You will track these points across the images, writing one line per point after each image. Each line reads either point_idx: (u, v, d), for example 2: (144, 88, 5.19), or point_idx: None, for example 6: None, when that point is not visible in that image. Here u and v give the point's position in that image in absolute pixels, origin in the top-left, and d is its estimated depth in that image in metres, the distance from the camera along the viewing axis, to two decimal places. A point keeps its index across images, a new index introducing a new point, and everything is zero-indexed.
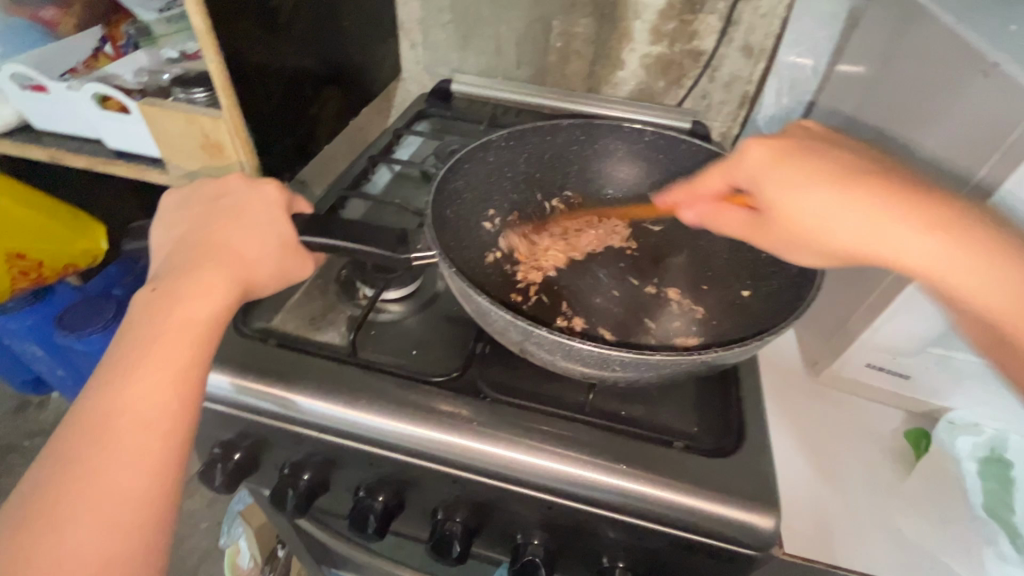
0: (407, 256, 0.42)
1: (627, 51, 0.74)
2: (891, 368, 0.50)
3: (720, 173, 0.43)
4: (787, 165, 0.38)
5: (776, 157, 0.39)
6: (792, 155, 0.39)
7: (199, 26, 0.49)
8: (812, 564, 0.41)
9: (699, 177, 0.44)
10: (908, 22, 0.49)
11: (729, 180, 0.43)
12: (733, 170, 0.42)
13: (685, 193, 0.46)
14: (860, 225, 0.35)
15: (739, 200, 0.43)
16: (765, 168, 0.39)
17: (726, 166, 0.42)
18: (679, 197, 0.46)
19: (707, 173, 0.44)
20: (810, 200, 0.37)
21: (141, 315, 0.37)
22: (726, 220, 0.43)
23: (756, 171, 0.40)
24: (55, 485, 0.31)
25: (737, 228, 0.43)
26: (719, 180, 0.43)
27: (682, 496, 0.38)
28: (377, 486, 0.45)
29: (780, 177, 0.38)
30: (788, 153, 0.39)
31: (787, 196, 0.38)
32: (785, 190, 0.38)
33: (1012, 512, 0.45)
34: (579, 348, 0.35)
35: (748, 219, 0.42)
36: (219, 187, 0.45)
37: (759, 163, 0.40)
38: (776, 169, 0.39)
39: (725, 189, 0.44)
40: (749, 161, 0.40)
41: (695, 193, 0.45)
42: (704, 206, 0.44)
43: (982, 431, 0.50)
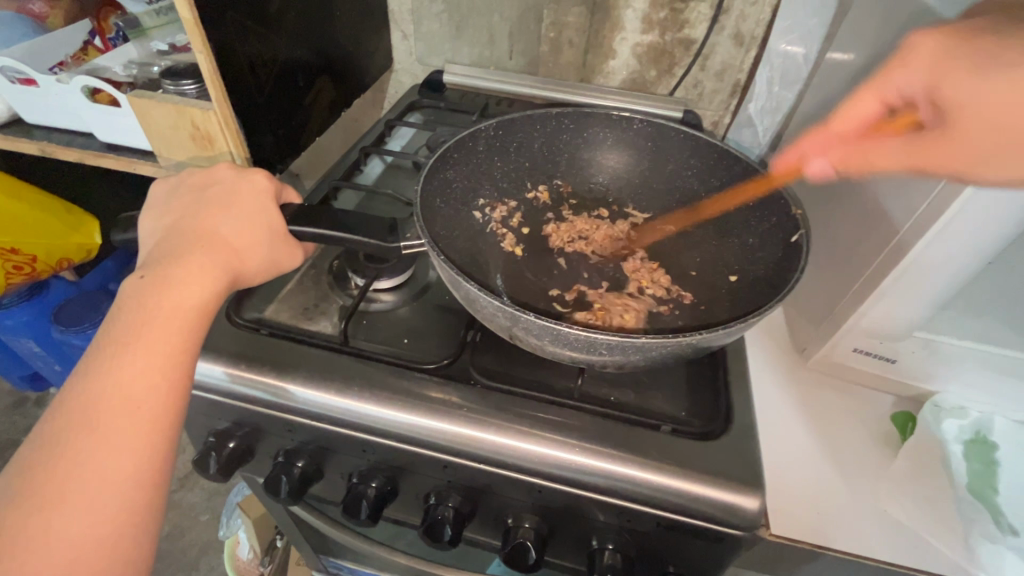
0: (397, 245, 0.42)
1: (618, 40, 0.74)
2: (878, 353, 0.50)
3: (872, 93, 0.39)
4: (965, 49, 0.35)
5: (949, 51, 0.35)
6: (973, 41, 0.35)
7: (188, 18, 0.49)
8: (799, 545, 0.42)
9: (839, 116, 0.41)
10: (896, 8, 0.49)
11: (880, 98, 0.39)
12: (891, 79, 0.38)
13: (812, 139, 0.42)
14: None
15: (896, 123, 0.39)
16: (939, 61, 0.35)
17: (878, 81, 0.38)
18: (806, 147, 0.42)
19: (860, 99, 0.40)
20: (974, 86, 0.33)
21: (130, 301, 0.37)
22: (872, 155, 0.38)
23: (930, 69, 0.36)
24: (44, 466, 0.31)
25: (894, 161, 0.38)
26: (874, 106, 0.40)
27: (669, 479, 0.39)
28: (370, 473, 0.46)
29: (949, 73, 0.35)
30: (953, 45, 0.35)
31: (955, 87, 0.34)
32: (960, 79, 0.34)
33: (997, 493, 0.45)
34: (567, 332, 0.36)
35: (906, 140, 0.37)
36: (209, 177, 0.45)
37: (920, 75, 0.36)
38: (947, 62, 0.35)
39: (880, 113, 0.40)
40: (910, 63, 0.37)
41: (830, 133, 0.41)
42: (836, 150, 0.40)
43: (968, 415, 0.50)
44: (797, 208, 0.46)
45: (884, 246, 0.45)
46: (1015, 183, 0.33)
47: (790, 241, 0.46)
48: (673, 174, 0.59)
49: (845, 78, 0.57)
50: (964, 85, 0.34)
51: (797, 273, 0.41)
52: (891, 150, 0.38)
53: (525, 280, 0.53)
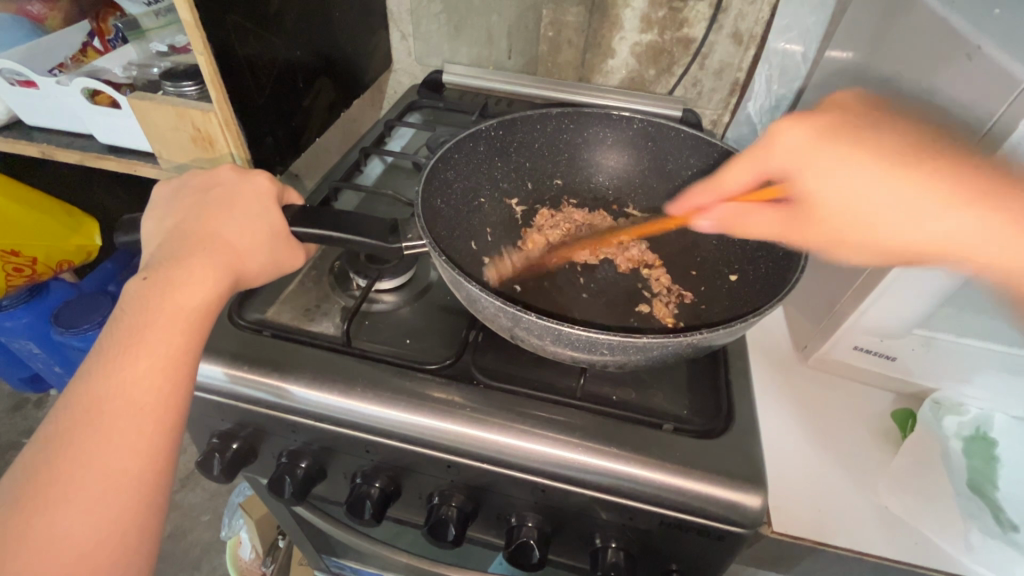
0: (398, 245, 0.42)
1: (617, 40, 0.74)
2: (877, 351, 0.50)
3: (747, 168, 0.47)
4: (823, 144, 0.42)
5: (812, 144, 0.43)
6: (830, 134, 0.43)
7: (188, 20, 0.49)
8: (800, 542, 0.42)
9: (722, 177, 0.48)
10: (894, 8, 0.50)
11: (759, 173, 0.47)
12: (765, 159, 0.46)
13: (709, 195, 0.49)
14: (892, 203, 0.38)
15: (765, 194, 0.46)
16: (803, 155, 0.43)
17: (756, 159, 0.46)
18: (703, 198, 0.49)
19: (731, 169, 0.48)
20: (834, 177, 0.41)
21: (132, 302, 0.37)
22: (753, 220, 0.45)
23: (794, 158, 0.44)
24: (47, 467, 0.31)
25: (769, 230, 0.44)
26: (748, 177, 0.47)
27: (670, 477, 0.39)
28: (374, 473, 0.46)
29: (808, 175, 0.42)
30: (822, 134, 0.43)
31: (820, 180, 0.41)
32: (821, 176, 0.41)
33: (995, 488, 0.46)
34: (568, 333, 0.36)
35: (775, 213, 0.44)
36: (211, 178, 0.45)
37: (793, 159, 0.44)
38: (809, 152, 0.43)
39: (752, 183, 0.47)
40: (781, 150, 0.45)
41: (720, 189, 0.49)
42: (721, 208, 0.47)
43: (966, 411, 0.50)
44: None
45: None
46: (957, 235, 0.35)
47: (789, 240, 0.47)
48: (673, 174, 0.59)
49: (843, 77, 0.57)
50: (820, 179, 0.41)
51: (797, 273, 0.41)
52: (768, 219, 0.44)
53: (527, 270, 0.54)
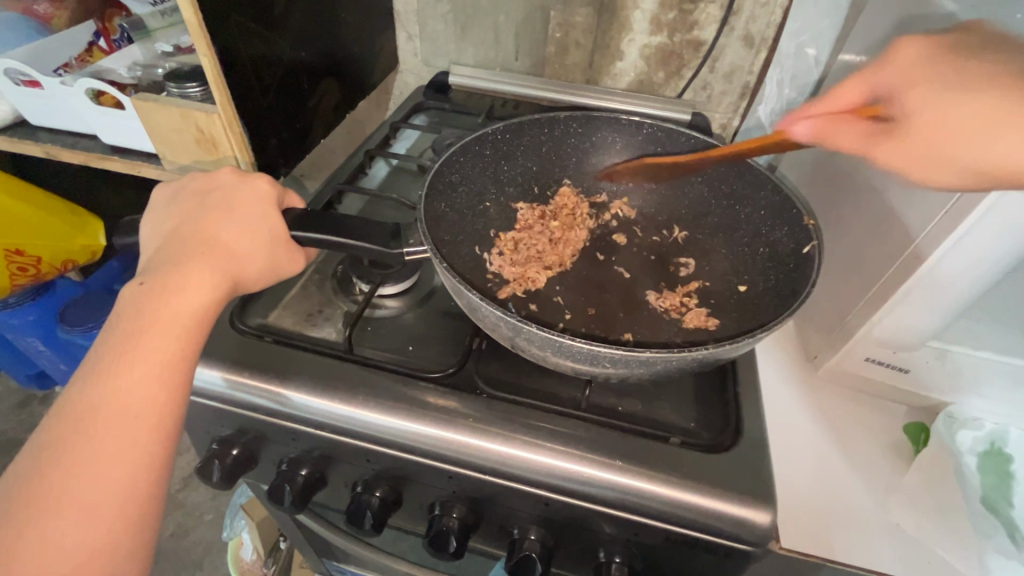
0: (400, 251, 0.42)
1: (626, 41, 0.73)
2: (890, 362, 0.49)
3: (859, 83, 0.39)
4: (945, 66, 0.35)
5: (936, 57, 0.36)
6: (956, 53, 0.35)
7: (192, 21, 0.48)
8: (809, 559, 0.41)
9: (821, 98, 0.41)
10: (910, 11, 0.48)
11: (868, 89, 0.39)
12: (877, 73, 0.39)
13: (796, 117, 0.41)
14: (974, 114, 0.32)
15: (866, 114, 0.38)
16: (915, 72, 0.36)
17: (869, 72, 0.39)
18: (789, 121, 0.41)
19: (842, 86, 0.40)
20: (950, 98, 0.33)
21: (128, 308, 0.36)
22: (840, 132, 0.38)
23: (905, 74, 0.37)
24: (39, 477, 0.31)
25: (852, 144, 0.37)
26: (854, 93, 0.40)
27: (676, 491, 0.38)
28: (374, 481, 0.45)
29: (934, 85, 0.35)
30: (945, 47, 0.36)
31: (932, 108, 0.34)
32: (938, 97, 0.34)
33: (1011, 505, 0.45)
34: (569, 344, 0.35)
35: (866, 129, 0.37)
36: (211, 181, 0.45)
37: (900, 74, 0.37)
38: (923, 70, 0.36)
39: (857, 102, 0.40)
40: (901, 61, 0.37)
41: (813, 112, 0.41)
42: (821, 116, 0.39)
43: (982, 426, 0.49)
44: (810, 219, 0.46)
45: (898, 255, 0.44)
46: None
47: (801, 251, 0.46)
48: (682, 180, 0.58)
49: None
50: (929, 94, 0.34)
51: (809, 285, 0.41)
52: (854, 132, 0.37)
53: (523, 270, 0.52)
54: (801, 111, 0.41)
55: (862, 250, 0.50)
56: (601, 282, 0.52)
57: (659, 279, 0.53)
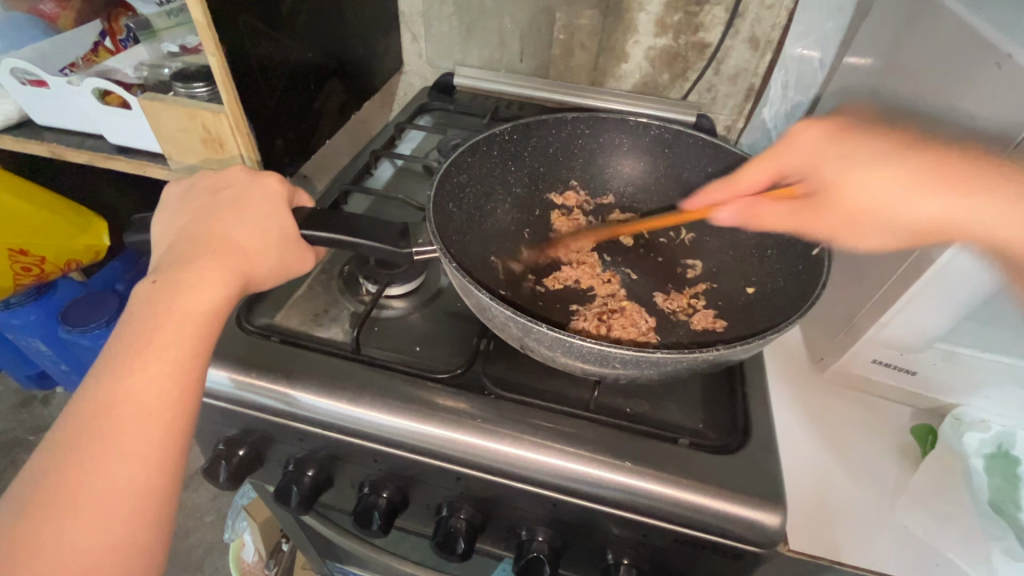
0: (408, 250, 0.42)
1: (631, 43, 0.73)
2: (898, 364, 0.49)
3: (768, 166, 0.48)
4: (840, 140, 0.45)
5: (831, 139, 0.46)
6: (850, 132, 0.46)
7: (200, 21, 0.48)
8: (819, 562, 0.41)
9: (737, 180, 0.49)
10: (917, 13, 0.48)
11: (775, 172, 0.48)
12: (781, 158, 0.48)
13: (724, 192, 0.50)
14: (895, 190, 0.40)
15: (784, 194, 0.47)
16: (816, 154, 0.46)
17: (773, 157, 0.48)
18: (719, 195, 0.50)
19: (754, 167, 0.49)
20: (870, 179, 0.41)
21: (141, 307, 0.36)
22: (768, 215, 0.46)
23: (808, 158, 0.46)
24: (54, 476, 0.31)
25: (785, 220, 0.45)
26: (763, 173, 0.49)
27: (687, 493, 0.38)
28: (382, 482, 0.45)
29: (836, 165, 0.44)
30: (832, 135, 0.46)
31: (840, 174, 0.43)
32: (839, 171, 0.43)
33: (1019, 508, 0.44)
34: (580, 345, 0.35)
35: (794, 208, 0.45)
36: (221, 179, 0.45)
37: (806, 156, 0.47)
38: (825, 152, 0.45)
39: (767, 180, 0.49)
40: (799, 150, 0.47)
41: (738, 189, 0.49)
42: (741, 203, 0.47)
43: (988, 428, 0.48)
44: (818, 220, 0.46)
45: (906, 257, 0.44)
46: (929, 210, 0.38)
47: (810, 253, 0.46)
48: (689, 182, 0.58)
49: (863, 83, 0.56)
50: (839, 167, 0.43)
51: (818, 286, 0.41)
52: (786, 211, 0.45)
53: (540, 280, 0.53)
54: (722, 192, 0.49)
55: (870, 251, 0.50)
56: (608, 283, 0.52)
57: (665, 282, 0.53)
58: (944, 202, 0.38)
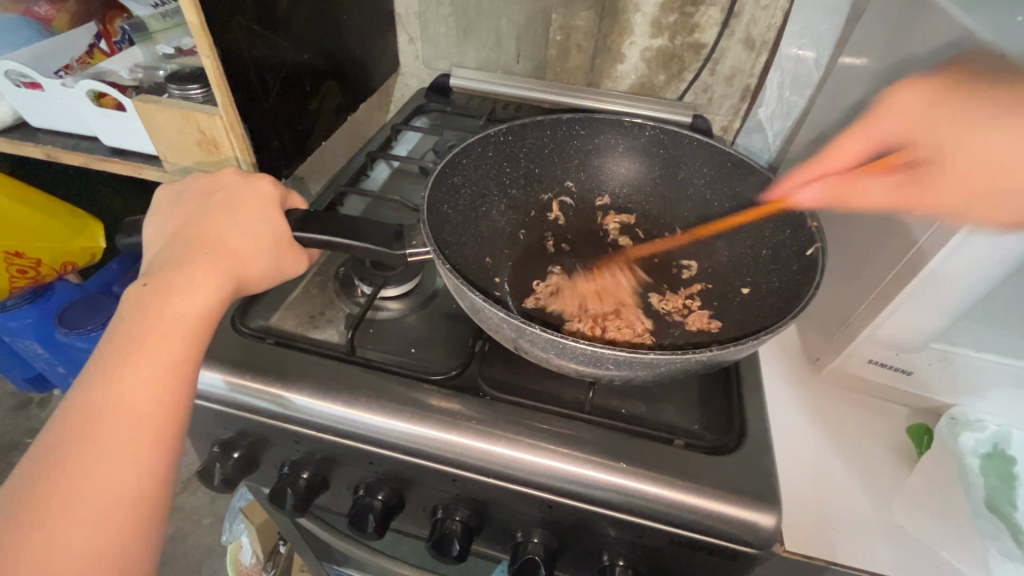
0: (403, 251, 0.42)
1: (627, 44, 0.73)
2: (893, 364, 0.49)
3: (860, 140, 0.48)
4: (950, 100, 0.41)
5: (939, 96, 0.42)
6: (957, 88, 0.40)
7: (194, 23, 0.48)
8: (815, 563, 0.41)
9: (828, 156, 0.49)
10: (911, 14, 0.48)
11: (871, 143, 0.47)
12: (873, 127, 0.47)
13: (806, 174, 0.49)
14: (1002, 136, 0.37)
15: (878, 168, 0.45)
16: (913, 115, 0.44)
17: (864, 128, 0.47)
18: (798, 181, 0.50)
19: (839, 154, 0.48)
20: (976, 134, 0.38)
21: (131, 310, 0.36)
22: (866, 191, 0.45)
23: (904, 121, 0.45)
24: (43, 480, 0.30)
25: (884, 198, 0.44)
26: (852, 156, 0.48)
27: (682, 494, 0.38)
28: (377, 484, 0.45)
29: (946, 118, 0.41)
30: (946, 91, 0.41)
31: (966, 132, 0.39)
32: (964, 127, 0.39)
33: (1015, 507, 0.44)
34: (573, 346, 0.35)
35: (892, 181, 0.44)
36: (213, 181, 0.45)
37: (908, 120, 0.45)
38: (933, 111, 0.42)
39: (861, 159, 0.48)
40: (897, 109, 0.45)
41: (823, 169, 0.49)
42: (828, 182, 0.47)
43: (984, 427, 0.49)
44: (812, 220, 0.46)
45: (900, 257, 0.44)
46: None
47: (805, 253, 0.46)
48: (684, 183, 0.58)
49: (858, 84, 0.56)
50: (959, 135, 0.39)
51: (811, 287, 0.41)
52: (883, 190, 0.44)
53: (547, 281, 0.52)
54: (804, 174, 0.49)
55: (865, 251, 0.50)
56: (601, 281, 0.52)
57: (661, 282, 0.53)
58: None
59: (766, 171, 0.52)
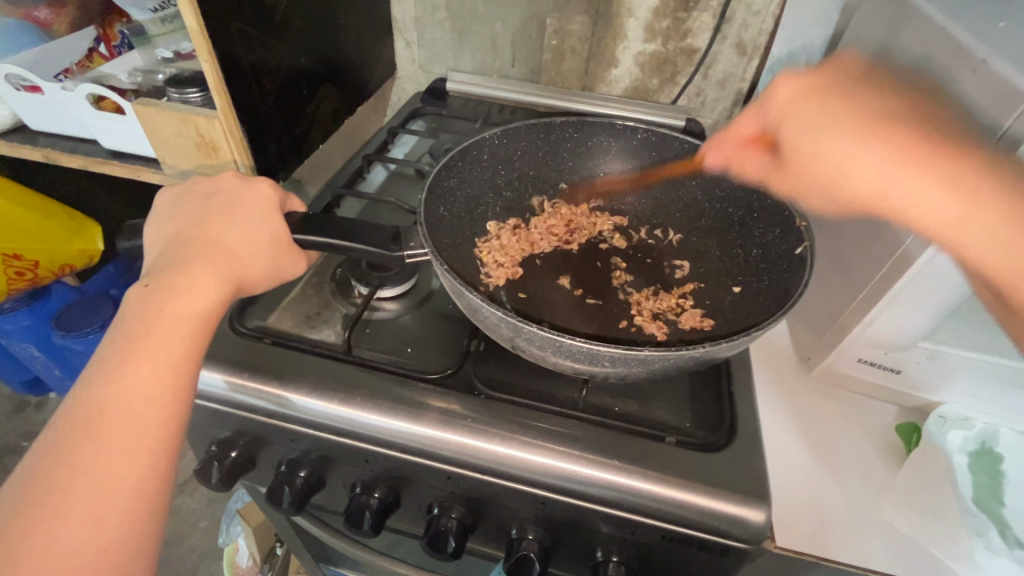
0: (400, 253, 0.42)
1: (620, 49, 0.74)
2: (881, 363, 0.50)
3: (755, 116, 0.46)
4: (847, 92, 0.41)
5: (806, 96, 0.42)
6: (827, 89, 0.42)
7: (193, 27, 0.49)
8: (804, 558, 0.42)
9: (736, 122, 0.48)
10: (898, 19, 0.49)
11: (759, 122, 0.46)
12: (764, 109, 0.45)
13: (719, 148, 0.50)
14: (878, 167, 0.36)
15: (764, 144, 0.47)
16: (793, 105, 0.43)
17: (758, 108, 0.46)
18: (710, 145, 0.51)
19: (743, 117, 0.48)
20: (837, 143, 0.38)
21: (133, 310, 0.37)
22: (746, 163, 0.48)
23: (784, 109, 0.43)
24: (47, 477, 0.31)
25: (754, 172, 0.47)
26: (754, 123, 0.47)
27: (673, 491, 0.38)
28: (373, 483, 0.46)
29: (801, 125, 0.41)
30: (820, 87, 0.42)
31: (813, 142, 0.40)
32: (813, 140, 0.40)
33: (1001, 505, 0.45)
34: (569, 345, 0.36)
35: (767, 165, 0.46)
36: (214, 184, 0.45)
37: (788, 103, 0.43)
38: (806, 111, 0.41)
39: (757, 129, 0.47)
40: (779, 98, 0.44)
41: (732, 138, 0.49)
42: (728, 153, 0.49)
43: (972, 426, 0.49)
44: (801, 220, 0.47)
45: (888, 258, 0.45)
46: (868, 176, 0.36)
47: (793, 252, 0.47)
48: (676, 184, 0.59)
49: None
50: (808, 136, 0.40)
51: (801, 285, 0.41)
52: (759, 166, 0.47)
53: (540, 290, 0.52)
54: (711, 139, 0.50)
55: (852, 252, 0.51)
56: (593, 280, 0.53)
57: (655, 280, 0.54)
58: (947, 201, 0.33)
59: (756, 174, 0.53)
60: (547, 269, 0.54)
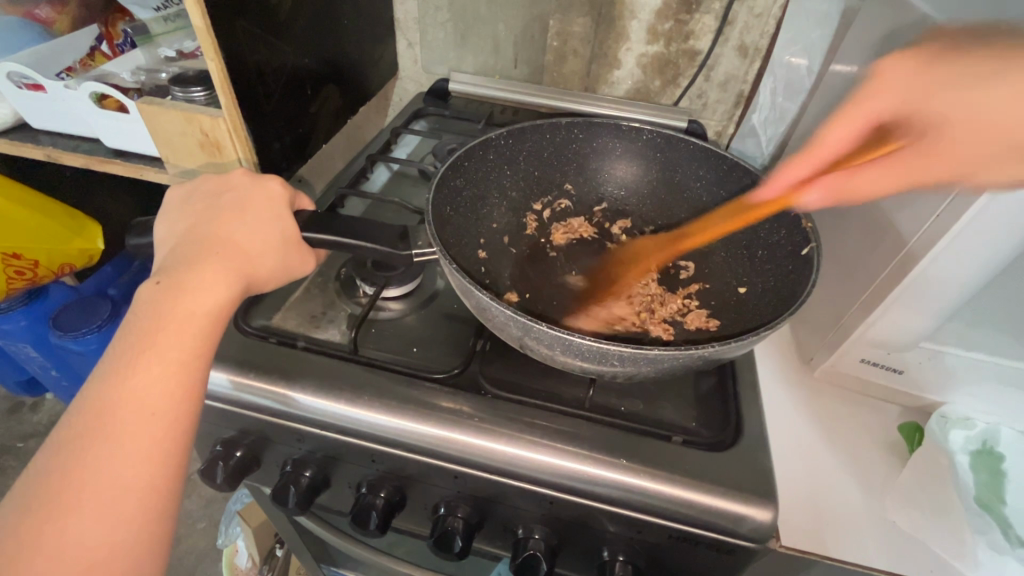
0: (408, 252, 0.42)
1: (623, 50, 0.74)
2: (884, 363, 0.50)
3: (850, 121, 0.42)
4: (937, 71, 0.37)
5: (924, 69, 0.38)
6: (931, 63, 0.38)
7: (199, 25, 0.49)
8: (809, 557, 0.42)
9: (827, 136, 0.43)
10: (900, 22, 0.50)
11: (868, 118, 0.41)
12: (872, 102, 0.41)
13: (806, 164, 0.44)
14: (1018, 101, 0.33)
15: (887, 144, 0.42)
16: (913, 85, 0.38)
17: (856, 106, 0.41)
18: (800, 170, 0.44)
19: (836, 128, 0.43)
20: (975, 98, 0.35)
21: (144, 308, 0.36)
22: (864, 179, 0.40)
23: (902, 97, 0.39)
24: (58, 474, 0.31)
25: (878, 187, 0.39)
26: (853, 128, 0.42)
27: (681, 490, 0.38)
28: (380, 483, 0.46)
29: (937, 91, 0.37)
30: (931, 59, 0.38)
31: (930, 101, 0.37)
32: (929, 93, 0.37)
33: (1004, 503, 0.45)
34: (578, 343, 0.36)
35: (883, 167, 0.39)
36: (224, 183, 0.45)
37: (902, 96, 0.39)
38: (928, 81, 0.37)
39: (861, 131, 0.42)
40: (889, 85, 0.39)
41: (818, 157, 0.43)
42: (830, 177, 0.42)
43: (974, 425, 0.50)
44: (806, 221, 0.47)
45: (892, 258, 0.45)
46: None
47: (799, 253, 0.47)
48: (681, 185, 0.59)
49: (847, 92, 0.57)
50: (961, 102, 0.35)
51: (807, 286, 0.41)
52: (880, 175, 0.39)
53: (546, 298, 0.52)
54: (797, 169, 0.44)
55: (856, 253, 0.51)
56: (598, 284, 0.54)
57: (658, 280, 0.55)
58: None
59: (761, 175, 0.53)
60: (553, 277, 0.55)
